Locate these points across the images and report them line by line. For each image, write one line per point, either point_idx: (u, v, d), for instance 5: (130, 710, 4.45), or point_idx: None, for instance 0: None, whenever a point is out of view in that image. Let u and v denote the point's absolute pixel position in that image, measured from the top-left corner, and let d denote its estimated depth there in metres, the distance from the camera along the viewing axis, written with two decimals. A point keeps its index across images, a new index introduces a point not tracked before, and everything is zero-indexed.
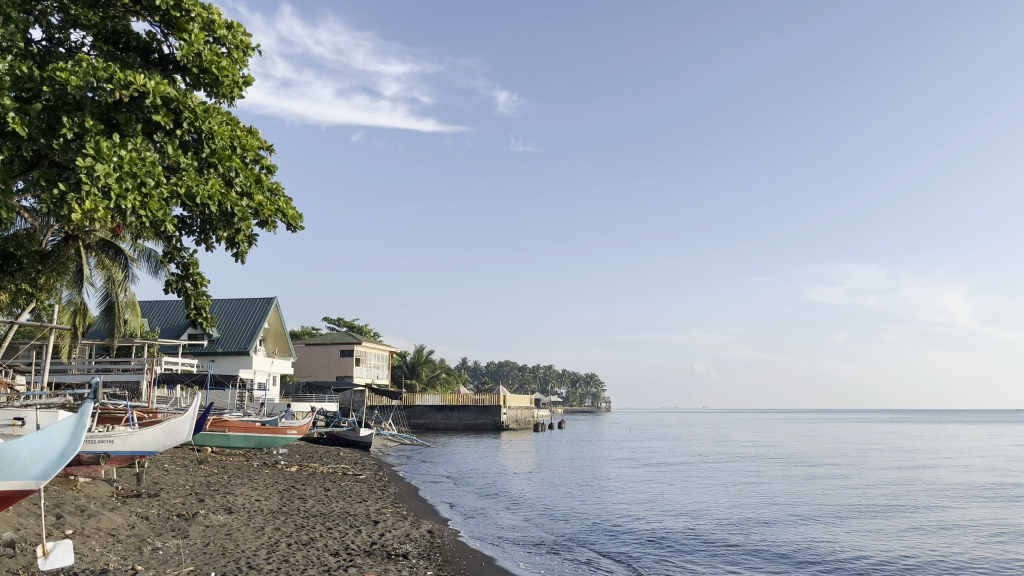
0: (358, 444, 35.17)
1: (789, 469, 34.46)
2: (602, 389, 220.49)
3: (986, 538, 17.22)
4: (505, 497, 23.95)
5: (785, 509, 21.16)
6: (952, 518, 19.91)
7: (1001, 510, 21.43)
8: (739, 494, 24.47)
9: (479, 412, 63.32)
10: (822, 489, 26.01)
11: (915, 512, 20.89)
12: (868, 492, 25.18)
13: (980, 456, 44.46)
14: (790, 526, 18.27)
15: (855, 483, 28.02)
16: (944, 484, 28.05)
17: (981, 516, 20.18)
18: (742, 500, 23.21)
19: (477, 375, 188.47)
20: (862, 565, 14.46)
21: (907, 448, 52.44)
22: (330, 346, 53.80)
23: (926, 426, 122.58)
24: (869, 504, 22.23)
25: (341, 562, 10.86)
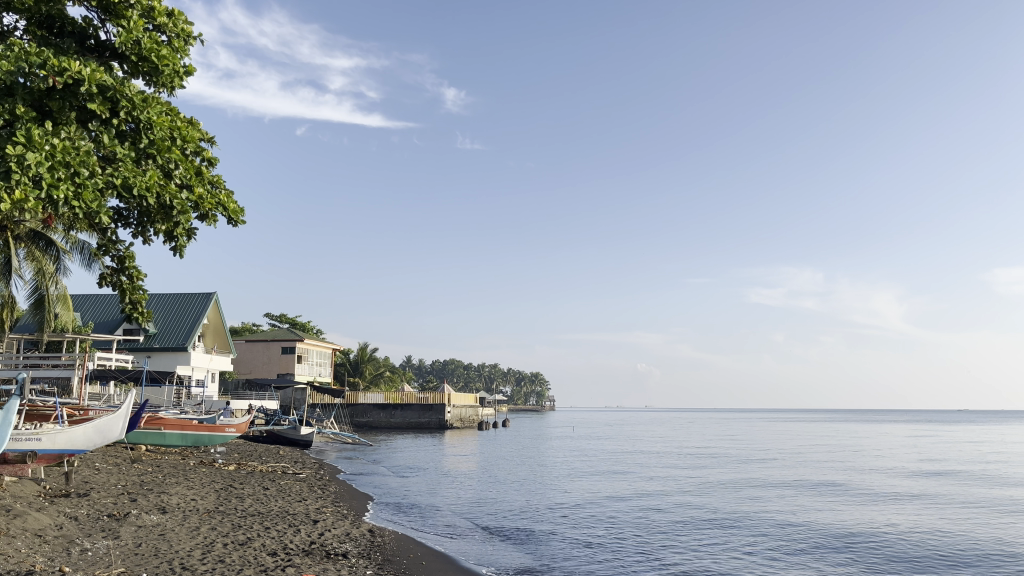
0: (299, 443, 34.69)
1: (727, 468, 35.03)
2: (546, 388, 221.98)
3: (917, 536, 17.82)
4: (451, 495, 23.93)
5: (727, 508, 21.59)
6: (886, 518, 20.56)
7: (932, 509, 22.26)
8: (681, 492, 24.90)
9: (423, 411, 62.95)
10: (757, 488, 26.52)
11: (850, 511, 21.51)
12: (806, 492, 25.85)
13: (909, 456, 46.16)
14: (731, 525, 18.66)
15: (790, 482, 28.83)
16: (874, 484, 28.81)
17: (912, 516, 20.91)
18: (680, 499, 23.54)
19: (422, 374, 187.88)
20: (795, 565, 14.77)
21: (842, 448, 54.21)
22: (271, 343, 52.96)
23: (854, 425, 126.00)
24: (801, 504, 22.77)
25: (279, 562, 10.69)
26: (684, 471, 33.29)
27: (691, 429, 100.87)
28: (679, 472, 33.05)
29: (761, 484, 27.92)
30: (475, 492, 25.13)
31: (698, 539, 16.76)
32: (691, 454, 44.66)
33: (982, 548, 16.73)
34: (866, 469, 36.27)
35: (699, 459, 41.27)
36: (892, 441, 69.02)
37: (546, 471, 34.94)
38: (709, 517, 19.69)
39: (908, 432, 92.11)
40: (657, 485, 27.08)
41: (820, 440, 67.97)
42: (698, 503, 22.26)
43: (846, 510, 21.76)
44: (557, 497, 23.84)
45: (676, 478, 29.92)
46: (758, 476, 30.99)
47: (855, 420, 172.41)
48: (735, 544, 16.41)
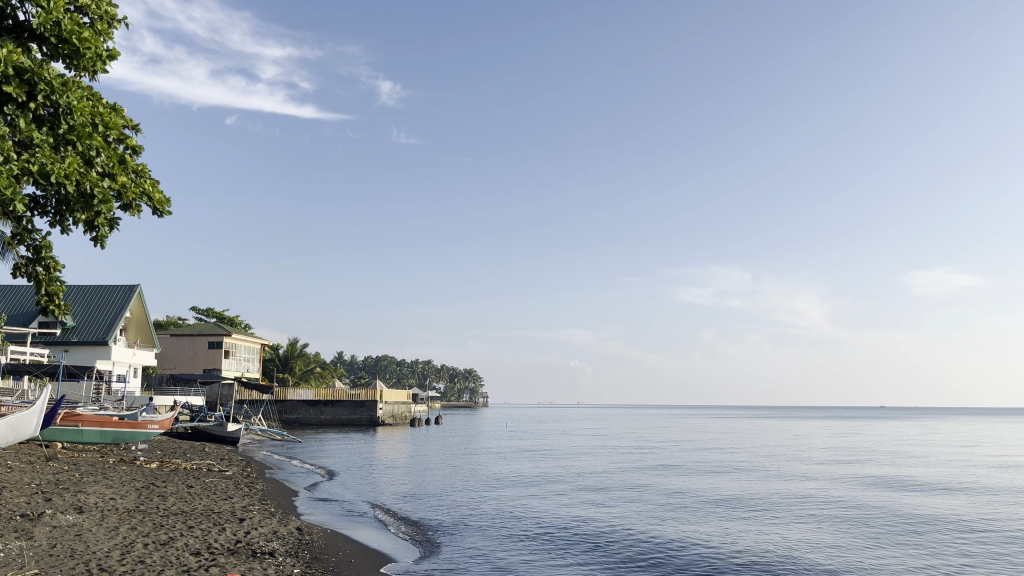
0: (225, 440, 33.88)
1: (655, 464, 35.64)
2: (479, 385, 222.16)
3: (830, 531, 18.50)
4: (382, 493, 23.67)
5: (657, 504, 21.94)
6: (810, 513, 21.15)
7: (852, 506, 23.01)
8: (609, 489, 25.24)
9: (354, 407, 62.27)
10: (684, 484, 27.07)
11: (774, 507, 22.07)
12: (731, 487, 26.47)
13: (828, 452, 47.78)
14: (661, 522, 18.95)
15: (717, 478, 29.49)
16: (794, 479, 29.77)
17: (834, 512, 21.58)
18: (609, 495, 23.86)
19: (354, 370, 185.66)
20: (717, 559, 15.15)
21: (766, 444, 55.83)
22: (197, 337, 51.57)
23: (778, 421, 129.70)
24: (726, 500, 23.37)
25: (201, 561, 10.42)
26: (614, 467, 33.84)
27: (621, 424, 102.46)
28: (609, 468, 33.50)
29: (689, 480, 28.48)
30: (407, 490, 24.92)
31: (629, 537, 16.97)
32: (621, 451, 45.36)
33: (901, 543, 17.35)
34: (788, 464, 37.45)
35: (628, 455, 41.93)
36: (811, 436, 71.51)
37: (478, 467, 34.94)
38: (639, 515, 19.98)
39: (827, 428, 95.60)
40: (588, 482, 27.38)
41: (744, 435, 69.95)
42: (628, 500, 22.59)
43: (772, 506, 22.30)
44: (491, 493, 23.86)
45: (606, 474, 30.34)
46: (688, 472, 31.64)
47: (778, 416, 177.72)
48: (666, 541, 16.64)
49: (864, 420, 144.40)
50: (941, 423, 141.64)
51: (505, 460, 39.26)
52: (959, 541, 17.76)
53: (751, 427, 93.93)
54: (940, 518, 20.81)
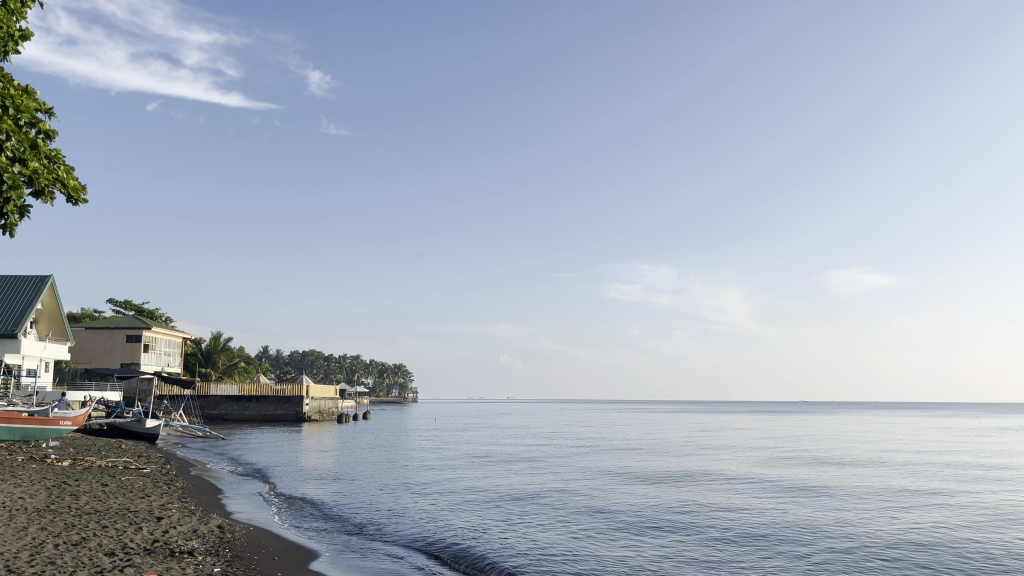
0: (143, 437, 32.80)
1: (583, 460, 36.03)
2: (408, 379, 220.85)
3: (751, 524, 19.00)
4: (309, 490, 23.27)
5: (586, 501, 22.09)
6: (736, 508, 21.59)
7: (775, 500, 23.58)
8: (537, 485, 25.37)
9: (279, 403, 61.06)
10: (611, 479, 27.44)
11: (700, 502, 22.49)
12: (658, 483, 26.86)
13: (749, 448, 49.09)
14: (590, 518, 19.11)
15: (645, 474, 29.89)
16: (716, 474, 30.51)
17: (758, 506, 22.11)
18: (538, 491, 24.00)
19: (279, 364, 182.09)
20: (642, 554, 15.38)
21: (691, 440, 57.00)
22: (114, 331, 49.71)
23: (701, 416, 132.60)
24: (651, 495, 23.75)
25: (116, 562, 10.07)
26: (543, 462, 34.04)
27: (549, 421, 103.24)
28: (537, 463, 33.71)
29: (617, 476, 28.78)
30: (335, 486, 24.59)
31: (557, 534, 17.02)
32: (550, 446, 45.64)
33: (823, 537, 17.81)
34: (712, 460, 38.29)
35: (556, 450, 42.29)
36: (733, 433, 73.43)
37: (406, 463, 34.67)
38: (569, 511, 20.09)
39: (748, 424, 98.32)
40: (517, 478, 27.43)
41: (669, 432, 71.31)
42: (556, 496, 22.72)
43: (698, 501, 22.71)
44: (420, 489, 23.76)
45: (535, 470, 30.49)
46: (616, 467, 32.05)
47: (701, 413, 182.00)
48: (594, 538, 16.75)
49: (784, 416, 149.15)
50: (855, 419, 147.50)
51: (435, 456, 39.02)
52: (878, 535, 18.33)
53: (676, 421, 96.02)
54: (859, 514, 21.46)
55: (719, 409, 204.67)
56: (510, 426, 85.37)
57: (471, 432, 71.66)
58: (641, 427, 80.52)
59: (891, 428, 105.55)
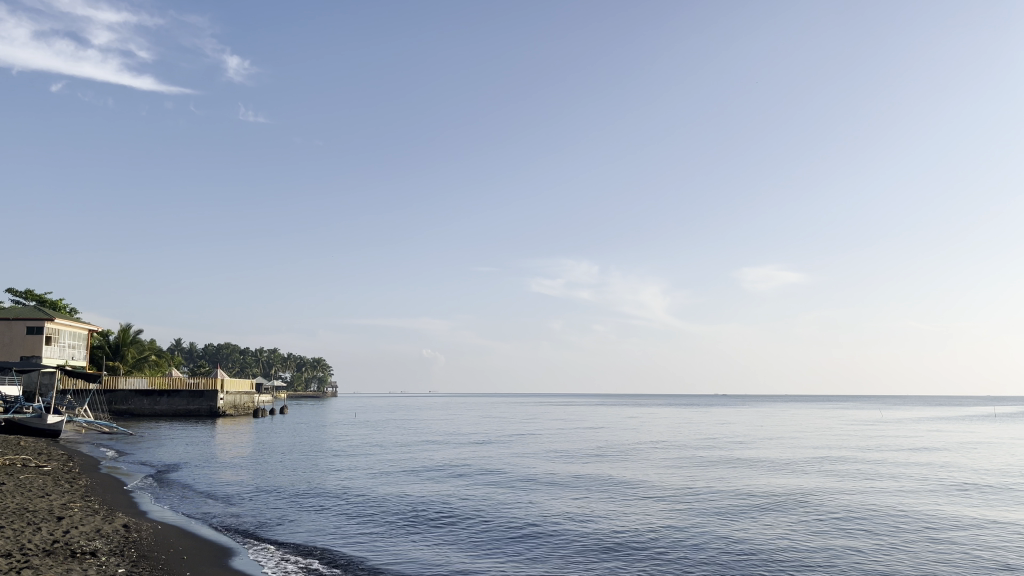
0: (45, 433, 31.37)
1: (502, 456, 36.13)
2: (328, 373, 217.83)
3: (664, 521, 19.44)
4: (220, 486, 22.63)
5: (509, 499, 22.03)
6: (660, 506, 21.80)
7: (697, 497, 23.98)
8: (456, 480, 25.33)
9: (192, 397, 59.28)
10: (529, 475, 27.62)
11: (617, 500, 22.80)
12: (582, 480, 27.06)
13: (665, 442, 50.20)
14: (509, 516, 19.09)
15: (567, 471, 30.11)
16: (632, 471, 31.08)
17: (678, 504, 22.43)
18: (457, 487, 23.98)
19: (193, 358, 176.80)
20: (557, 551, 15.54)
21: (612, 435, 57.72)
22: (14, 322, 47.34)
23: (619, 409, 135.18)
24: (568, 492, 24.03)
25: (11, 563, 9.64)
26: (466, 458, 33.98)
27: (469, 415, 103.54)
28: (457, 460, 33.69)
29: (541, 473, 28.89)
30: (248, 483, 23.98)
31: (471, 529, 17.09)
32: (472, 443, 45.65)
33: (741, 534, 18.16)
34: (631, 456, 38.83)
35: (477, 446, 42.35)
36: (652, 428, 74.72)
37: (325, 459, 34.09)
38: (486, 508, 20.08)
39: (665, 417, 100.66)
40: (437, 475, 27.31)
41: (589, 427, 72.04)
42: (475, 492, 22.70)
43: (621, 498, 22.93)
44: (339, 486, 23.33)
45: (458, 466, 30.40)
46: (538, 464, 32.24)
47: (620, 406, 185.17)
48: (510, 534, 16.81)
49: (698, 409, 152.95)
50: (765, 412, 152.48)
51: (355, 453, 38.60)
52: (796, 534, 18.71)
53: (596, 414, 97.32)
54: (778, 512, 21.91)
55: (638, 403, 208.61)
56: (431, 420, 85.04)
57: (392, 426, 71.02)
58: (562, 421, 81.25)
59: (801, 421, 109.23)
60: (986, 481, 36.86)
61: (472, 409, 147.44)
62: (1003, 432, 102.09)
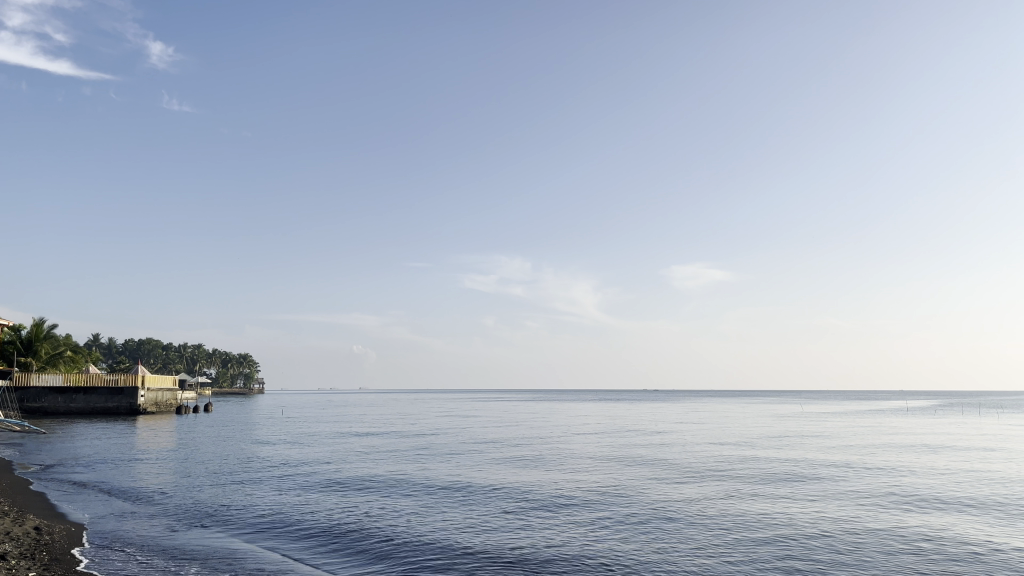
0: None
1: (447, 476, 34.96)
2: (254, 369, 211.83)
3: (631, 558, 18.82)
4: (154, 516, 22.81)
5: (448, 531, 22.01)
6: (623, 539, 21.17)
7: (640, 522, 24.19)
8: (407, 518, 24.17)
9: (111, 395, 55.83)
10: (481, 509, 26.64)
11: (577, 532, 22.07)
12: (522, 506, 27.05)
13: (605, 450, 49.80)
14: (447, 550, 19.27)
15: (510, 494, 30.00)
16: (582, 494, 30.43)
17: (620, 531, 22.63)
18: (411, 525, 22.88)
19: (110, 354, 169.32)
20: None
21: (553, 441, 57.43)
22: None
23: (551, 405, 134.98)
24: (526, 525, 23.19)
25: None
26: (410, 480, 33.67)
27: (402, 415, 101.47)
28: (402, 484, 32.41)
29: (482, 498, 28.83)
30: (182, 513, 24.12)
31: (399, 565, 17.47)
32: (412, 454, 44.73)
33: (679, 563, 18.51)
34: (574, 471, 38.85)
35: (418, 462, 41.00)
36: (591, 425, 74.83)
37: (268, 476, 33.63)
38: (422, 542, 20.18)
39: (599, 414, 100.81)
40: (386, 508, 26.12)
41: (528, 427, 71.55)
42: (411, 525, 22.83)
43: (563, 526, 23.07)
44: (271, 520, 23.31)
45: (399, 491, 30.19)
46: (481, 486, 32.18)
47: (554, 402, 185.49)
48: (432, 566, 17.43)
49: (629, 405, 153.99)
50: (697, 408, 154.71)
51: (297, 465, 37.89)
52: (735, 560, 19.09)
53: (533, 410, 96.85)
54: (722, 534, 22.21)
55: (569, 398, 209.30)
56: (366, 420, 83.05)
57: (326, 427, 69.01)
58: (500, 420, 80.53)
59: (733, 418, 110.97)
60: (917, 481, 37.96)
61: (406, 408, 145.44)
62: (925, 428, 105.52)
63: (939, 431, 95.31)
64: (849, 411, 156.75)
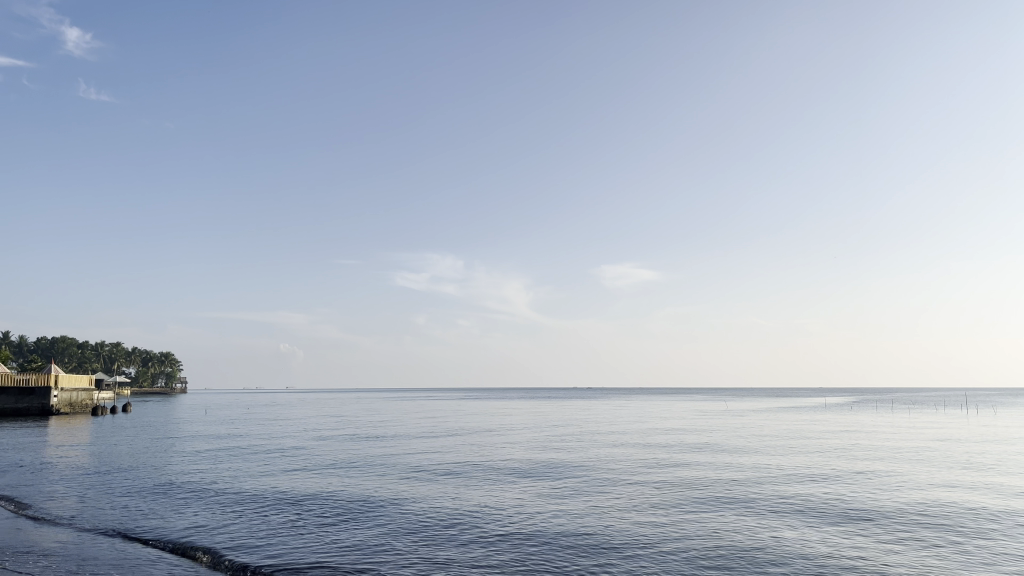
0: None
1: (354, 478, 37.45)
2: (175, 368, 208.27)
3: (496, 555, 21.94)
4: (68, 525, 24.95)
5: (342, 532, 24.78)
6: (496, 537, 24.24)
7: (470, 531, 25.22)
8: (308, 520, 26.79)
9: (22, 395, 55.83)
10: (379, 508, 29.39)
11: (458, 531, 25.07)
12: (418, 505, 29.90)
13: (511, 446, 52.76)
14: (335, 550, 22.11)
15: (389, 498, 31.68)
16: (476, 492, 33.39)
17: (438, 540, 23.73)
18: (310, 527, 25.57)
19: (23, 353, 164.58)
20: None
21: (463, 442, 58.21)
22: None
23: (475, 403, 137.60)
24: (412, 524, 26.07)
25: None
26: (289, 487, 34.67)
27: (325, 416, 102.55)
28: (310, 486, 34.89)
29: (382, 498, 31.58)
30: (19, 520, 25.29)
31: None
32: (310, 459, 45.47)
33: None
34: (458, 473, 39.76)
35: (328, 464, 43.32)
36: (508, 421, 77.74)
37: (159, 480, 34.93)
38: (315, 543, 22.94)
39: (520, 411, 103.93)
40: (290, 510, 28.71)
41: (445, 426, 73.98)
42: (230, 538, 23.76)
43: (408, 533, 24.70)
44: (102, 528, 24.56)
45: (298, 494, 32.33)
46: (353, 492, 33.30)
47: (488, 402, 186.70)
48: (314, 567, 20.23)
49: (553, 401, 157.70)
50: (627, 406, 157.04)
51: (186, 469, 38.73)
52: (557, 562, 21.11)
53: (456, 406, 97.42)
54: (585, 529, 25.26)
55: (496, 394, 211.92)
56: (288, 421, 83.84)
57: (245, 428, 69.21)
58: (421, 423, 81.07)
59: (657, 415, 112.46)
60: (789, 476, 39.26)
61: (335, 409, 144.99)
62: (841, 425, 107.90)
63: (838, 423, 101.02)
64: (775, 408, 160.03)
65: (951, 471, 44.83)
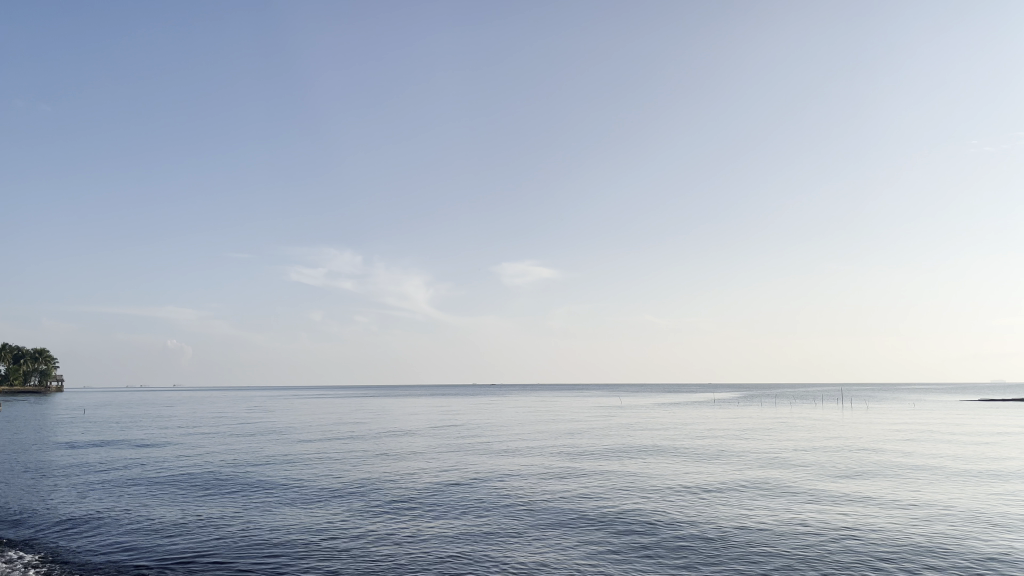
0: None
1: (206, 488, 51.53)
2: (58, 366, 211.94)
3: (276, 541, 37.04)
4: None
5: (184, 529, 39.37)
6: (283, 530, 39.25)
7: (190, 544, 36.45)
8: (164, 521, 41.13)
9: None
10: (216, 512, 43.93)
11: (261, 527, 39.94)
12: (244, 509, 44.60)
13: (345, 461, 67.33)
14: (176, 541, 36.79)
15: (227, 503, 46.28)
16: (291, 498, 48.21)
17: (175, 546, 35.81)
18: (165, 526, 40.00)
19: None
20: (201, 565, 32.79)
21: (279, 458, 69.50)
22: None
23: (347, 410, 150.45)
24: (233, 524, 40.76)
25: None
26: (135, 497, 47.50)
27: (199, 422, 114.03)
28: (172, 494, 48.87)
29: (221, 504, 46.12)
30: None
31: None
32: (124, 474, 55.70)
33: (168, 571, 31.89)
34: (227, 493, 50.17)
35: (190, 475, 57.02)
36: (360, 436, 91.76)
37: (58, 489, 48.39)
38: (164, 538, 37.52)
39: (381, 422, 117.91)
40: (154, 514, 42.93)
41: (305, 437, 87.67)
42: (77, 540, 36.80)
43: (228, 529, 39.55)
44: (22, 530, 38.32)
45: (161, 501, 46.49)
46: (148, 506, 44.98)
47: (371, 399, 198.55)
48: (160, 551, 34.95)
49: (425, 404, 171.98)
50: (481, 406, 170.01)
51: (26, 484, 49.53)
52: (309, 544, 36.45)
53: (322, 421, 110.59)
54: (344, 525, 40.64)
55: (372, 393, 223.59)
56: (165, 431, 95.61)
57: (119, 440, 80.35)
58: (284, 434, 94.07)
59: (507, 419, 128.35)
60: (494, 491, 51.99)
61: (216, 411, 155.27)
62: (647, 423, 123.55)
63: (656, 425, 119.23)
64: (616, 406, 176.00)
65: (631, 479, 58.44)
